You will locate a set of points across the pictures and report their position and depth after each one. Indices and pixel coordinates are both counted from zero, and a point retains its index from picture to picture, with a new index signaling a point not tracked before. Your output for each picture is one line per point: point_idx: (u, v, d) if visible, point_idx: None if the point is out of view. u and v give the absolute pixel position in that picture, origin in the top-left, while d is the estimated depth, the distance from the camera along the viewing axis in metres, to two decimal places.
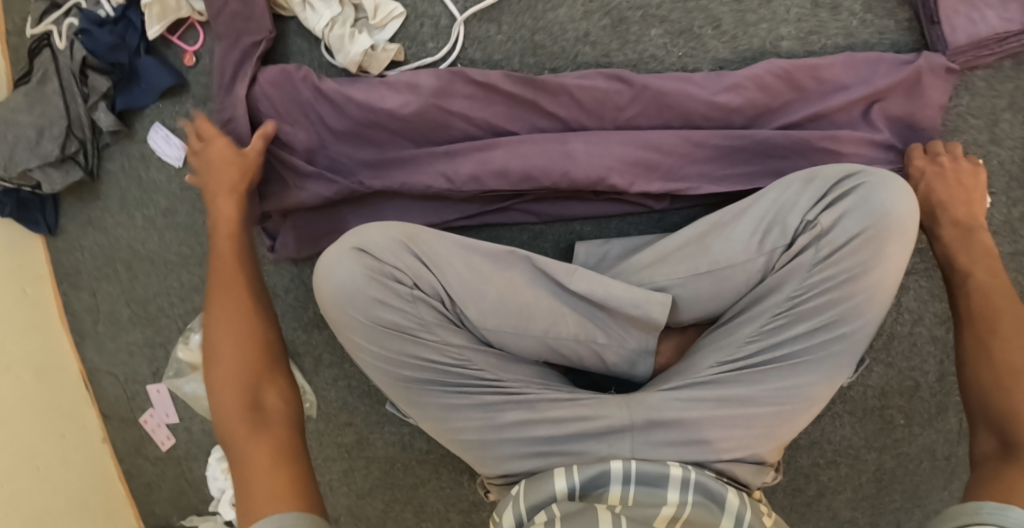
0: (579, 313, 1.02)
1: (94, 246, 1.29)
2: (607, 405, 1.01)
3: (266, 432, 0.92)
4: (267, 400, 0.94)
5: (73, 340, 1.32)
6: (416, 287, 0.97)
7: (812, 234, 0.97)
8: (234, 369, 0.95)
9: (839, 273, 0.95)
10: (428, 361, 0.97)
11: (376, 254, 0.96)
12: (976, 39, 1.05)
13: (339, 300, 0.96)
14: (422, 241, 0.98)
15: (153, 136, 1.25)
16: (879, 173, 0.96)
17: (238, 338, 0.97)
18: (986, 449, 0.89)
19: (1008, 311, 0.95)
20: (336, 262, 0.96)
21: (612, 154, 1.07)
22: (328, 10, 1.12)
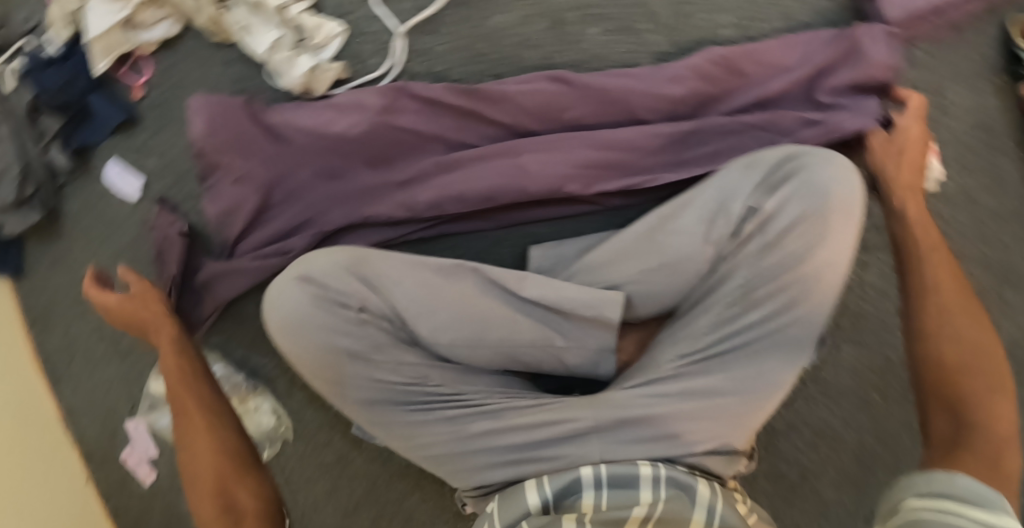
0: (534, 319, 1.03)
1: (63, 285, 1.29)
2: (573, 406, 1.01)
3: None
4: (240, 500, 0.99)
5: (48, 382, 1.32)
6: (364, 310, 1.00)
7: (756, 222, 0.97)
8: (204, 474, 1.00)
9: (786, 258, 0.95)
10: (385, 381, 0.99)
11: (320, 280, 0.99)
12: (911, 12, 1.06)
13: (288, 327, 0.98)
14: (368, 263, 1.01)
15: (109, 172, 1.25)
16: (816, 153, 0.97)
17: (200, 446, 1.02)
18: (936, 423, 0.89)
19: (954, 287, 0.94)
20: (282, 291, 0.99)
21: (561, 156, 1.07)
22: (268, 34, 1.14)
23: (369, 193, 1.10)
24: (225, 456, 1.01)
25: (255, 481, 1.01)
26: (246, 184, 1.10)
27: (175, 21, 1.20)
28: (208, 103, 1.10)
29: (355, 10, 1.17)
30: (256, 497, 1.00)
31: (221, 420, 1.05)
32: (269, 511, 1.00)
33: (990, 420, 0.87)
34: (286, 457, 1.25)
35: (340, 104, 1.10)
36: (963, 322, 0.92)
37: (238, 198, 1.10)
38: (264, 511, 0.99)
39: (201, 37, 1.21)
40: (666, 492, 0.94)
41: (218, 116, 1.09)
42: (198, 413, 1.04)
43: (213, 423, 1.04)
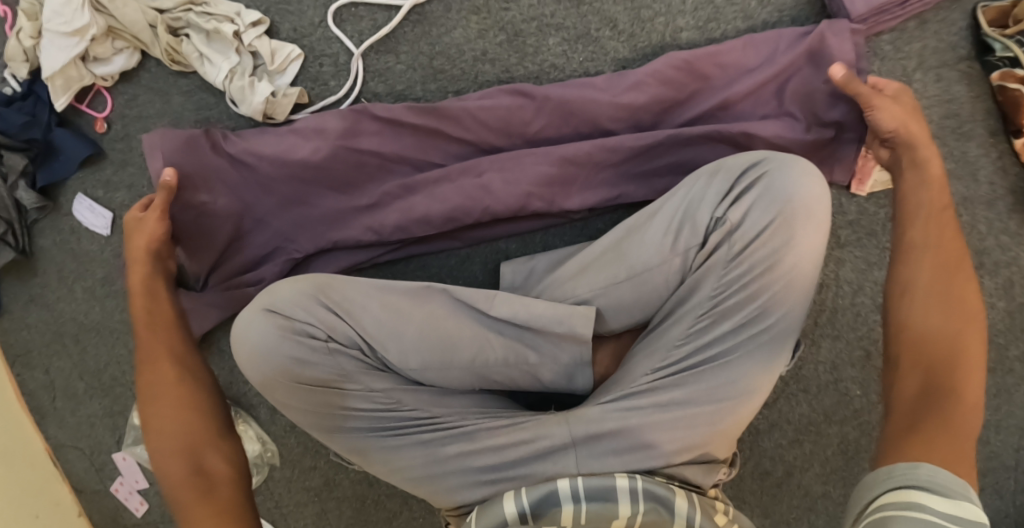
0: (506, 337, 1.02)
1: (40, 322, 1.29)
2: (547, 423, 1.01)
3: (211, 492, 0.94)
4: (208, 462, 0.96)
5: (35, 419, 1.33)
6: (332, 338, 0.99)
7: (722, 231, 0.95)
8: (174, 439, 0.96)
9: (755, 267, 0.94)
10: (359, 409, 0.99)
11: (285, 312, 0.98)
12: (875, 5, 1.03)
13: (257, 362, 0.97)
14: (332, 291, 1.00)
15: (79, 207, 1.23)
16: (779, 159, 0.95)
17: (170, 400, 0.98)
18: (910, 385, 0.90)
19: (946, 260, 0.93)
20: (248, 325, 0.98)
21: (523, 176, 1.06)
22: (225, 61, 1.13)
23: (335, 218, 1.09)
24: (196, 414, 0.99)
25: (226, 442, 0.99)
26: (211, 214, 1.09)
27: (133, 51, 1.18)
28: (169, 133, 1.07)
29: (311, 33, 1.15)
30: (226, 458, 0.97)
31: (193, 377, 1.01)
32: (238, 475, 0.97)
33: (963, 391, 0.87)
34: (273, 481, 1.25)
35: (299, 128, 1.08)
36: (945, 296, 0.91)
37: (211, 233, 1.09)
38: (232, 475, 0.97)
39: (160, 66, 1.19)
40: (644, 504, 0.94)
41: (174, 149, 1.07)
42: (171, 365, 1.00)
43: (185, 378, 1.00)
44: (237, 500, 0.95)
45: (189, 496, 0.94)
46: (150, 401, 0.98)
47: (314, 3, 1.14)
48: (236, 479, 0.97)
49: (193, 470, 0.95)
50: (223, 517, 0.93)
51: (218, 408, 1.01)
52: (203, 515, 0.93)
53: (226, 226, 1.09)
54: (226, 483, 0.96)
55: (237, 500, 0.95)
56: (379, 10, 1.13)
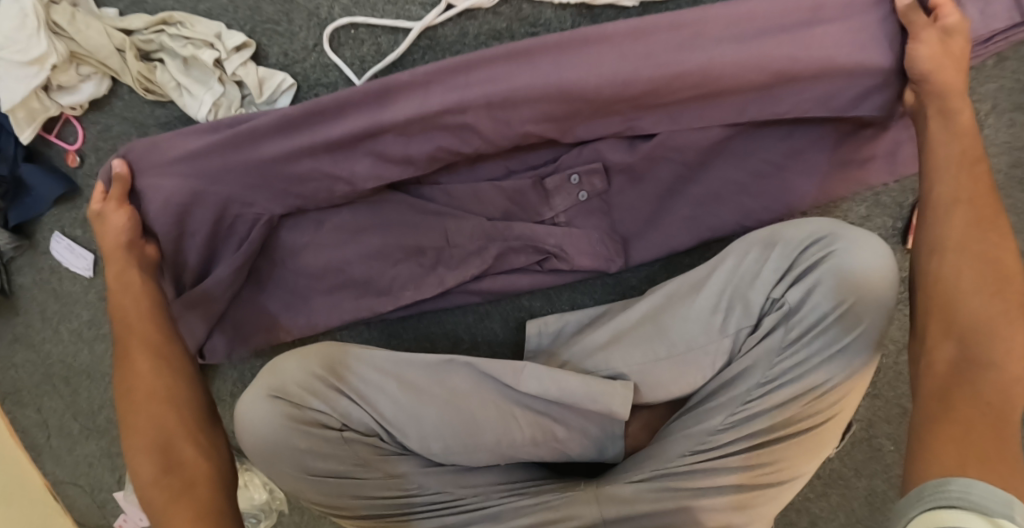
0: (534, 411, 0.94)
1: (27, 362, 1.21)
2: (576, 501, 0.94)
3: (189, 493, 0.83)
4: (184, 456, 0.85)
5: (31, 456, 1.27)
6: (346, 426, 0.92)
7: (777, 315, 0.87)
8: (149, 435, 0.85)
9: (812, 356, 0.85)
10: (375, 497, 0.92)
11: (292, 399, 0.89)
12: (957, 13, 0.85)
13: (264, 455, 0.89)
14: (347, 371, 0.92)
15: (56, 246, 1.14)
16: (847, 237, 0.85)
17: (141, 393, 0.87)
18: (941, 359, 0.75)
19: (983, 212, 0.78)
20: (251, 413, 0.89)
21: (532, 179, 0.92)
22: (207, 93, 0.99)
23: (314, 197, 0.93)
24: (173, 406, 0.87)
25: (206, 435, 0.87)
26: (174, 235, 0.94)
27: (102, 78, 1.05)
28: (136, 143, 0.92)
29: (304, 58, 1.01)
30: (204, 453, 0.86)
31: (173, 368, 0.89)
32: (220, 472, 0.86)
33: (1006, 358, 0.72)
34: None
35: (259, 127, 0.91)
36: (983, 251, 0.77)
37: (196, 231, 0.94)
38: (213, 471, 0.85)
39: (134, 93, 1.06)
40: None
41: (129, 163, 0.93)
42: (148, 354, 0.89)
43: (164, 370, 0.88)
44: (219, 501, 0.84)
45: (161, 495, 0.82)
46: (123, 398, 0.87)
47: (308, 25, 1.00)
48: (217, 474, 0.85)
49: (165, 468, 0.83)
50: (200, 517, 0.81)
51: (199, 398, 0.89)
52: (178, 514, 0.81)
53: (191, 241, 0.95)
54: (204, 481, 0.84)
55: (219, 502, 0.84)
56: (383, 33, 0.99)
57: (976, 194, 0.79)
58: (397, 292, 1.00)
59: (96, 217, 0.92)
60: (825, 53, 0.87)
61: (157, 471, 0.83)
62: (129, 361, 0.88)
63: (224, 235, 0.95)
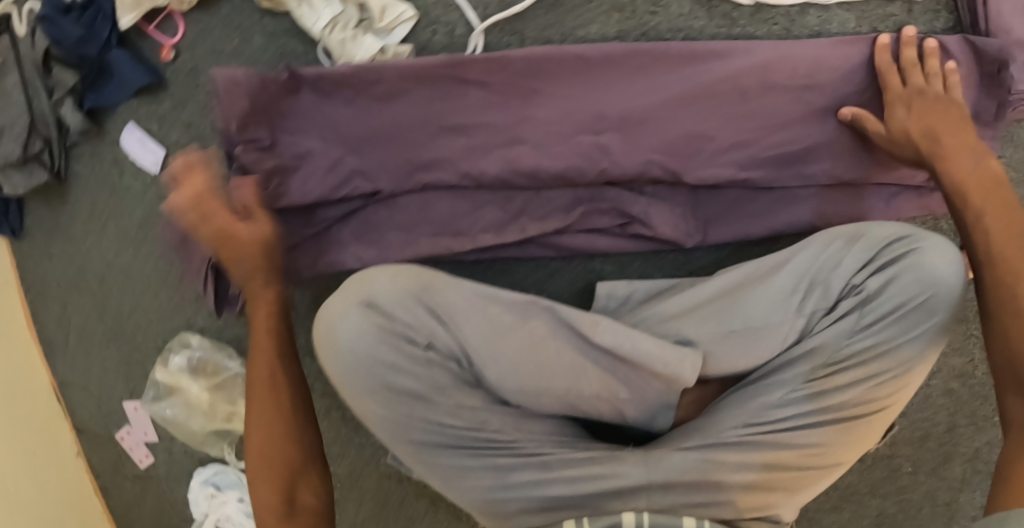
0: (602, 369, 0.94)
1: (62, 254, 1.19)
2: (624, 460, 0.94)
3: (300, 523, 0.90)
4: (299, 495, 0.92)
5: (44, 351, 1.24)
6: (431, 347, 0.88)
7: (856, 300, 0.87)
8: (270, 466, 0.91)
9: (879, 343, 0.87)
10: (441, 425, 0.89)
11: (386, 309, 0.87)
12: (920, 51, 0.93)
13: (345, 358, 0.87)
14: (437, 291, 0.89)
15: (128, 137, 1.11)
16: (931, 236, 0.87)
17: (267, 427, 0.91)
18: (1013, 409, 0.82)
19: (1019, 260, 0.83)
20: (342, 316, 0.87)
21: (653, 145, 0.96)
22: (327, 8, 1.00)
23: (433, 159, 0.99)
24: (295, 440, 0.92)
25: (316, 472, 0.94)
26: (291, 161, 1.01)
27: None
28: (307, 73, 1.00)
29: None
30: (315, 492, 0.93)
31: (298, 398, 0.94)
32: (326, 510, 0.93)
33: None
34: None
35: (397, 66, 0.99)
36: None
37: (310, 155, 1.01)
38: (323, 512, 0.93)
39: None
40: None
41: (242, 81, 0.98)
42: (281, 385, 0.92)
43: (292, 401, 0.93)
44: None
45: (274, 523, 0.90)
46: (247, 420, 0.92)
47: None
48: (323, 517, 0.92)
49: (282, 497, 0.91)
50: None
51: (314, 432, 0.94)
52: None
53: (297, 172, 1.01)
54: (315, 514, 0.92)
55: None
56: None
57: (1008, 253, 0.84)
58: (476, 234, 1.01)
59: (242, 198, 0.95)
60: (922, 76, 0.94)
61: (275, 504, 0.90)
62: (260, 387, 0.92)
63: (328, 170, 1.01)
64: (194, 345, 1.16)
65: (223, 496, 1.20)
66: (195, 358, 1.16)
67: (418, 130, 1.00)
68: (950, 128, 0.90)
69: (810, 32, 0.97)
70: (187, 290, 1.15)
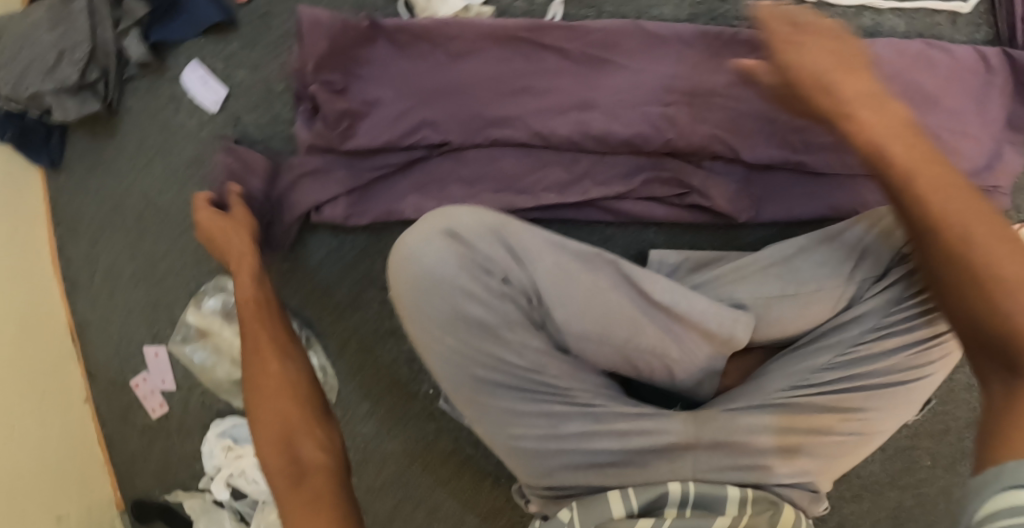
0: (659, 326, 0.96)
1: (100, 188, 1.17)
2: (671, 418, 0.96)
3: (307, 482, 0.81)
4: (303, 452, 0.83)
5: (65, 290, 1.21)
6: (505, 281, 0.91)
7: (906, 269, 0.93)
8: (272, 426, 0.84)
9: (926, 310, 0.92)
10: (504, 362, 0.91)
11: (466, 238, 0.89)
12: (966, 61, 1.01)
13: (421, 283, 0.89)
14: (515, 229, 0.91)
15: (190, 75, 1.12)
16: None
17: (269, 388, 0.86)
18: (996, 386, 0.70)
19: (970, 221, 0.72)
20: (424, 241, 0.89)
21: (716, 120, 1.01)
22: None
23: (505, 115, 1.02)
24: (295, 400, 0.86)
25: (322, 429, 0.86)
26: (363, 104, 1.02)
27: None
28: (388, 23, 1.02)
29: None
30: (321, 445, 0.84)
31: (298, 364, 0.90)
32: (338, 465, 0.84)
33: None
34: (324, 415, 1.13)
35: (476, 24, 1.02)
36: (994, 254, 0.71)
37: (383, 101, 1.03)
38: (334, 468, 0.83)
39: None
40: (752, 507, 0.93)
41: (323, 21, 1.00)
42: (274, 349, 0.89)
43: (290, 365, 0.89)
44: (336, 491, 0.81)
45: (277, 480, 0.81)
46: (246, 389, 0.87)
47: None
48: (332, 472, 0.83)
49: (285, 455, 0.83)
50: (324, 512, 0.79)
51: (317, 394, 0.89)
52: (296, 498, 0.80)
53: (365, 117, 1.03)
54: (324, 473, 0.82)
55: (338, 495, 0.81)
56: None
57: (953, 217, 0.73)
58: (538, 193, 1.04)
59: (207, 231, 0.98)
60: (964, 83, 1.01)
61: (279, 460, 0.82)
62: (262, 357, 0.89)
63: (401, 119, 1.02)
64: (230, 289, 1.14)
65: (240, 450, 1.17)
66: (229, 302, 1.14)
67: (492, 87, 1.02)
68: (841, 70, 0.79)
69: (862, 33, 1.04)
70: None
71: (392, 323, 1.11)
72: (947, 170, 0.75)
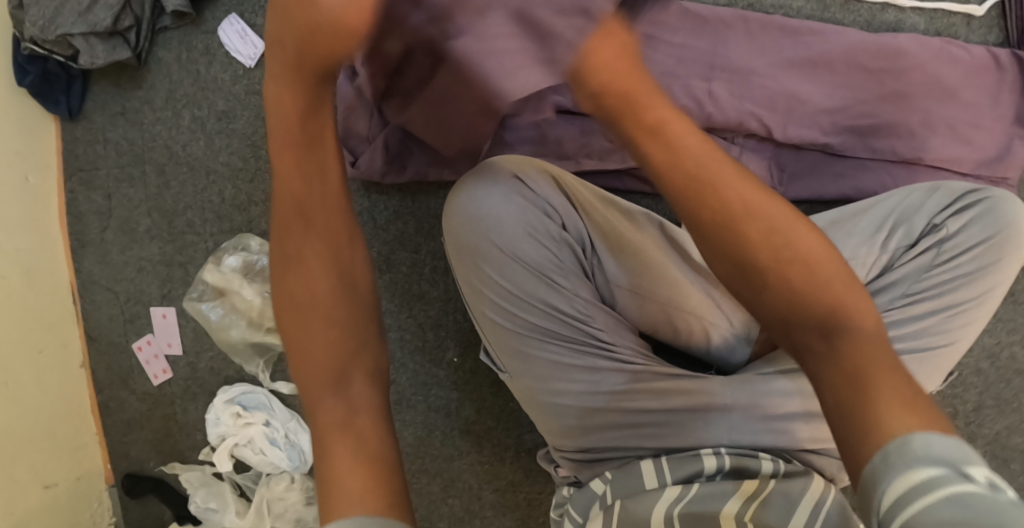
0: (702, 288, 0.96)
1: (121, 140, 1.15)
2: (709, 381, 0.95)
3: (353, 426, 0.74)
4: (352, 391, 0.77)
5: (71, 246, 1.18)
6: (562, 229, 0.93)
7: (936, 237, 0.94)
8: (315, 352, 0.78)
9: (957, 277, 0.93)
10: (554, 309, 0.92)
11: (529, 185, 0.92)
12: (982, 58, 1.05)
13: (482, 223, 0.91)
14: (573, 183, 0.94)
15: (226, 28, 1.11)
16: (1000, 190, 0.96)
17: (307, 301, 0.80)
18: (821, 359, 0.70)
19: (744, 213, 0.74)
20: (486, 183, 0.91)
21: (752, 97, 1.04)
22: None
23: None
24: (338, 319, 0.79)
25: (371, 366, 0.79)
26: None
27: None
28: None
29: None
30: (369, 387, 0.77)
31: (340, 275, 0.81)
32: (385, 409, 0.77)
33: (871, 329, 0.70)
34: None
35: None
36: (781, 240, 0.73)
37: None
38: (380, 408, 0.77)
39: None
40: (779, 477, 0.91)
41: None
42: (324, 269, 0.81)
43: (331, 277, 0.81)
44: (381, 438, 0.74)
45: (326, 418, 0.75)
46: (286, 294, 0.80)
47: None
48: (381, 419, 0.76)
49: (331, 382, 0.77)
50: (368, 488, 0.68)
51: (361, 308, 0.81)
52: (344, 457, 0.71)
53: None
54: (370, 416, 0.75)
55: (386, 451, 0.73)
56: None
57: (752, 206, 0.75)
58: (581, 159, 1.04)
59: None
60: (983, 78, 1.04)
61: (324, 386, 0.77)
62: (303, 266, 0.80)
63: None
64: (251, 248, 1.12)
65: (249, 417, 1.11)
66: (250, 261, 1.12)
67: None
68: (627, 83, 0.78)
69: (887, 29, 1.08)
70: (258, 190, 1.13)
71: (420, 287, 1.10)
72: (713, 154, 0.77)
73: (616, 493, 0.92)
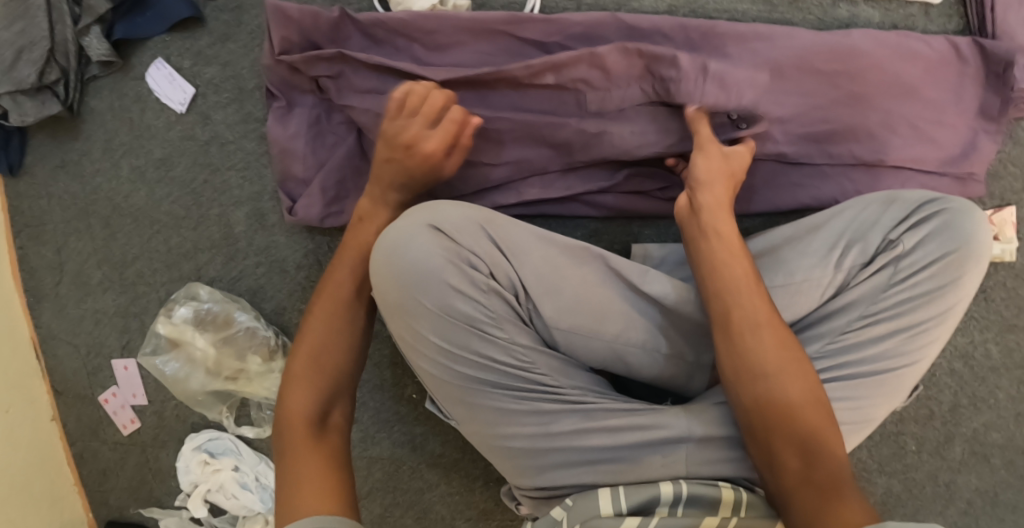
0: (647, 321, 0.94)
1: (64, 193, 1.13)
2: (665, 413, 0.93)
3: (321, 440, 0.83)
4: (334, 410, 0.86)
5: (27, 302, 1.17)
6: (492, 277, 0.90)
7: (892, 255, 0.90)
8: (315, 366, 0.86)
9: (915, 295, 0.90)
10: (492, 360, 0.90)
11: (453, 234, 0.89)
12: (942, 49, 1.00)
13: (411, 279, 0.88)
14: (502, 226, 0.91)
15: (155, 74, 1.09)
16: (961, 201, 0.91)
17: (322, 320, 0.88)
18: (787, 463, 0.80)
19: (759, 326, 0.83)
20: (408, 237, 0.88)
21: None
22: None
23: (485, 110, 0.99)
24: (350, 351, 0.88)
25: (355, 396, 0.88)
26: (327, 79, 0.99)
27: None
28: (361, 17, 0.99)
29: None
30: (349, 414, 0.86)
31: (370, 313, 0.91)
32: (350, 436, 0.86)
33: (836, 450, 0.80)
34: None
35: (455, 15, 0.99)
36: (784, 358, 0.82)
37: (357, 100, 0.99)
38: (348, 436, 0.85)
39: None
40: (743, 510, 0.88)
41: (293, 19, 0.98)
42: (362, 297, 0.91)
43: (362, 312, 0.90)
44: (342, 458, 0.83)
45: (299, 421, 0.83)
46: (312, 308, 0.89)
47: None
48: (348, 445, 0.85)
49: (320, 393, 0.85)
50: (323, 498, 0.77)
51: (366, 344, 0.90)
52: (311, 459, 0.80)
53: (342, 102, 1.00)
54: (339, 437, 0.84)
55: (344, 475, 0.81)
56: None
57: (762, 318, 0.84)
58: (522, 188, 1.02)
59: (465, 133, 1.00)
60: (941, 72, 0.99)
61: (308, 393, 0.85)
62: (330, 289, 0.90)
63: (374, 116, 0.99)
64: (202, 297, 1.11)
65: (218, 464, 1.12)
66: (202, 311, 1.10)
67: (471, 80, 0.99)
68: (719, 198, 0.89)
69: (839, 25, 1.04)
70: (203, 237, 1.11)
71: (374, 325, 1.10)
72: (749, 267, 0.86)
73: (574, 520, 0.89)
